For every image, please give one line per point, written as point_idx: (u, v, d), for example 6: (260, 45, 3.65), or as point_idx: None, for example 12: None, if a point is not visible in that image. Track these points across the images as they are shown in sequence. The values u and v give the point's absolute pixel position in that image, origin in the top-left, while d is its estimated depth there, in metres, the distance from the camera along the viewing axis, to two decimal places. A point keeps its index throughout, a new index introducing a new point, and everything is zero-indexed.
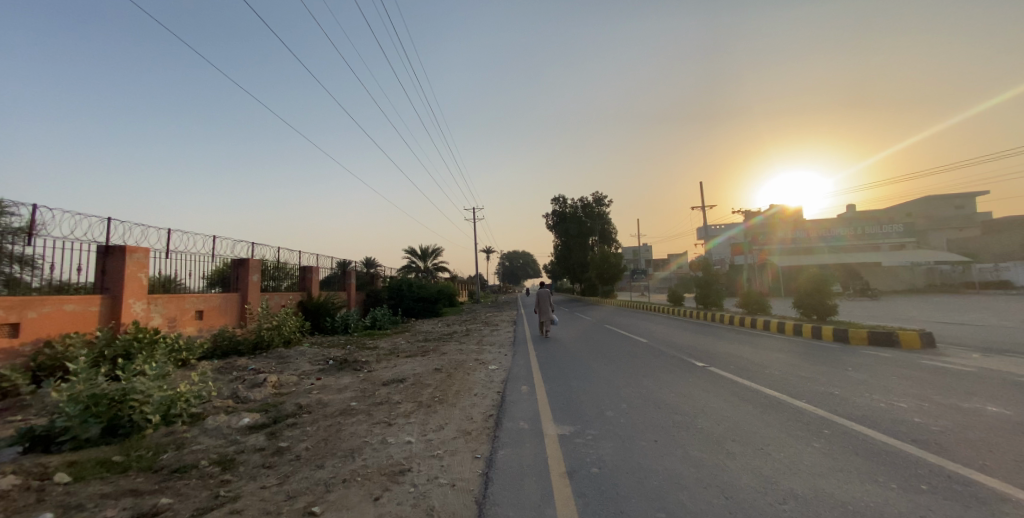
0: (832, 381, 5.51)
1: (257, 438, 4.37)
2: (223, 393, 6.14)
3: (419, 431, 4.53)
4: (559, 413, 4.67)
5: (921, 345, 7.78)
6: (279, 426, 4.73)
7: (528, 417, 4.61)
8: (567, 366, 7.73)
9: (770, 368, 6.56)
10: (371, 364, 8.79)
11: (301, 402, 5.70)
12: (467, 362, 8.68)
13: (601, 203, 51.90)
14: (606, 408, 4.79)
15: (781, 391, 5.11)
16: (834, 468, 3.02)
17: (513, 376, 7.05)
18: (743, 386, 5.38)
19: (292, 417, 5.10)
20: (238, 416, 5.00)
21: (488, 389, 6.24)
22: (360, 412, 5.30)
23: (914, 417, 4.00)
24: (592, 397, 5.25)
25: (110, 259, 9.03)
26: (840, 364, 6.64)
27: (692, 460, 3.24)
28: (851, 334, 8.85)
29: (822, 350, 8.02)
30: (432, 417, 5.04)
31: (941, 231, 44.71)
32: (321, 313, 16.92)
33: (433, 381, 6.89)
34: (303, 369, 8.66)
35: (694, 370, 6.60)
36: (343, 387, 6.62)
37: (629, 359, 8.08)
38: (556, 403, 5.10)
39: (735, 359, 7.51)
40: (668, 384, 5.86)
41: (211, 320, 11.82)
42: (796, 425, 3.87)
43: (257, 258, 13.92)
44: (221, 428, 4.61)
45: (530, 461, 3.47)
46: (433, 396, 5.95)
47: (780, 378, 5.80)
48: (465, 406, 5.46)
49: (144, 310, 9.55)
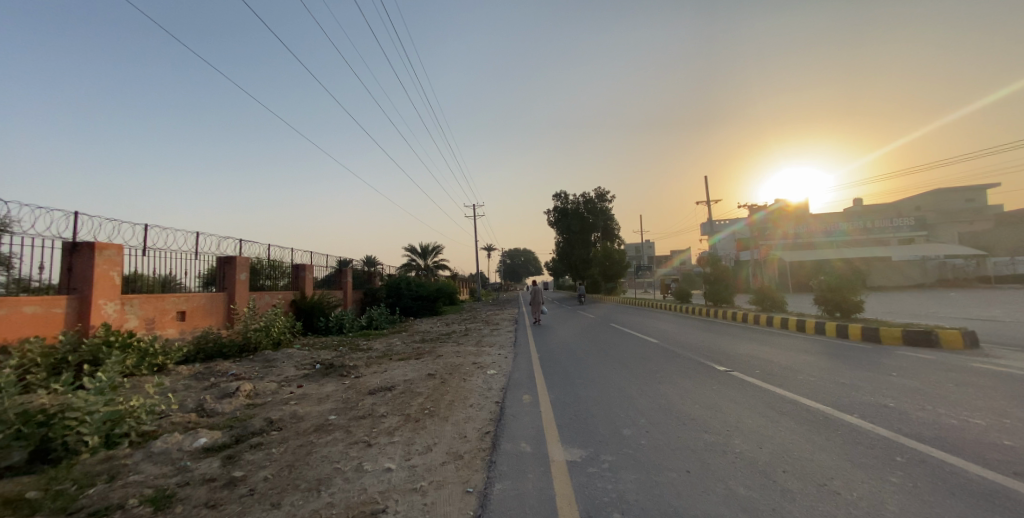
0: (881, 390, 4.76)
1: (210, 465, 3.68)
2: (187, 405, 5.45)
3: (401, 455, 3.83)
4: (567, 431, 3.96)
5: (965, 345, 7.02)
6: (240, 448, 4.04)
7: (531, 438, 3.91)
8: (572, 370, 7.00)
9: (803, 373, 5.80)
10: (360, 369, 8.10)
11: (272, 416, 5.00)
12: (464, 366, 7.98)
13: (605, 198, 51.03)
14: (621, 425, 4.07)
15: (825, 403, 4.37)
16: (928, 512, 2.32)
17: (513, 383, 6.33)
18: (777, 396, 4.66)
19: (257, 435, 4.40)
20: (194, 435, 4.31)
21: (485, 399, 5.55)
22: (339, 429, 4.60)
23: (1001, 437, 3.29)
24: (605, 410, 4.55)
25: (78, 257, 8.36)
26: (880, 368, 5.90)
27: (739, 501, 2.54)
28: (883, 333, 8.12)
29: (852, 351, 7.28)
30: (419, 435, 4.35)
31: (951, 225, 43.82)
32: (314, 313, 16.25)
33: (425, 389, 6.20)
34: (287, 375, 7.98)
35: (718, 376, 5.87)
36: (325, 397, 5.94)
37: (640, 362, 7.39)
38: (562, 418, 4.39)
39: (760, 361, 6.79)
40: (689, 393, 5.14)
41: (194, 321, 11.14)
42: (859, 451, 3.14)
43: (246, 255, 13.22)
44: (169, 451, 3.91)
45: (534, 502, 2.78)
46: (424, 408, 5.25)
47: (818, 386, 5.05)
48: (458, 420, 4.78)
49: (118, 311, 8.89)
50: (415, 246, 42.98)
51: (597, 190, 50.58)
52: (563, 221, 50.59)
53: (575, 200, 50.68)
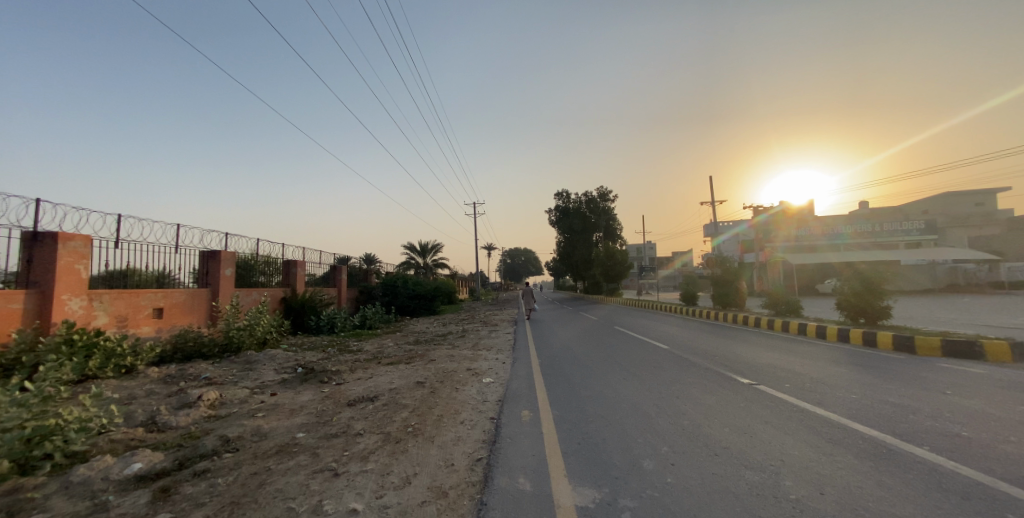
0: (943, 413, 4.05)
1: (135, 501, 2.98)
2: (136, 418, 4.74)
3: (372, 491, 3.13)
4: (576, 463, 3.27)
5: (1015, 358, 6.32)
6: (180, 477, 3.34)
7: (532, 470, 3.22)
8: (577, 381, 6.29)
9: (839, 389, 5.09)
10: (343, 374, 7.39)
11: (229, 433, 4.29)
12: (458, 373, 7.28)
13: (607, 197, 50.17)
14: (640, 455, 3.36)
15: (880, 428, 3.68)
16: None
17: (512, 395, 5.63)
18: (821, 418, 3.97)
19: (205, 459, 3.69)
20: (128, 458, 3.60)
21: (479, 414, 4.85)
22: (304, 451, 3.91)
23: None
24: (618, 433, 3.86)
25: (38, 248, 7.66)
26: (928, 384, 5.21)
27: None
28: (919, 343, 7.41)
29: (888, 363, 6.57)
30: (398, 462, 3.65)
31: (960, 229, 43.04)
32: (304, 312, 15.53)
33: (411, 401, 5.49)
34: (263, 380, 7.28)
35: (743, 390, 5.16)
36: (297, 409, 5.26)
37: (651, 372, 6.69)
38: (568, 443, 3.70)
39: (785, 373, 6.08)
40: (714, 411, 4.44)
41: (172, 319, 10.44)
42: (952, 501, 2.45)
43: (231, 249, 12.48)
44: (90, 481, 3.20)
45: None
46: (407, 426, 4.54)
47: (863, 406, 4.34)
48: (445, 442, 4.08)
49: (84, 307, 8.19)
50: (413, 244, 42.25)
51: (599, 189, 49.84)
52: (563, 222, 49.86)
53: (576, 200, 49.96)
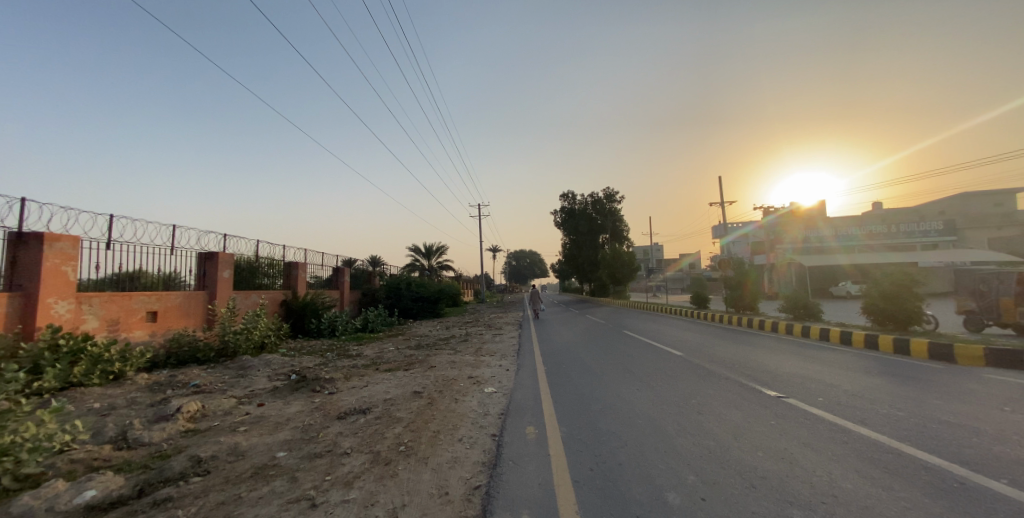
0: (1010, 435, 3.53)
1: None
2: (106, 434, 4.37)
3: None
4: (588, 496, 2.81)
5: None
6: (135, 508, 2.93)
7: (538, 504, 2.77)
8: (586, 392, 5.82)
9: (880, 404, 4.57)
10: (337, 382, 6.98)
11: (203, 453, 3.88)
12: (459, 381, 6.83)
13: (613, 198, 49.57)
14: (663, 486, 2.90)
15: (940, 453, 3.18)
16: None
17: (515, 407, 5.17)
18: (869, 441, 3.46)
19: (171, 484, 3.28)
20: (82, 484, 3.19)
21: (479, 431, 4.39)
22: (282, 475, 3.48)
23: None
24: (636, 458, 3.39)
25: (24, 249, 7.37)
26: (980, 398, 4.67)
27: None
28: (959, 351, 6.82)
29: (927, 373, 6.02)
30: (384, 490, 3.19)
31: (979, 230, 41.78)
32: (305, 314, 15.21)
33: (407, 414, 5.04)
34: (252, 388, 6.90)
35: (773, 405, 4.66)
36: (282, 422, 4.85)
37: (666, 381, 6.20)
38: (579, 470, 3.24)
39: (815, 385, 5.55)
40: (744, 430, 3.95)
41: (167, 322, 10.11)
42: None
43: (229, 251, 12.16)
44: (30, 515, 2.79)
45: None
46: (399, 444, 4.10)
47: (914, 425, 3.83)
48: (440, 464, 3.64)
49: (72, 311, 7.87)
50: (417, 246, 41.85)
51: (606, 191, 49.29)
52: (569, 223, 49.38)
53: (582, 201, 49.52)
